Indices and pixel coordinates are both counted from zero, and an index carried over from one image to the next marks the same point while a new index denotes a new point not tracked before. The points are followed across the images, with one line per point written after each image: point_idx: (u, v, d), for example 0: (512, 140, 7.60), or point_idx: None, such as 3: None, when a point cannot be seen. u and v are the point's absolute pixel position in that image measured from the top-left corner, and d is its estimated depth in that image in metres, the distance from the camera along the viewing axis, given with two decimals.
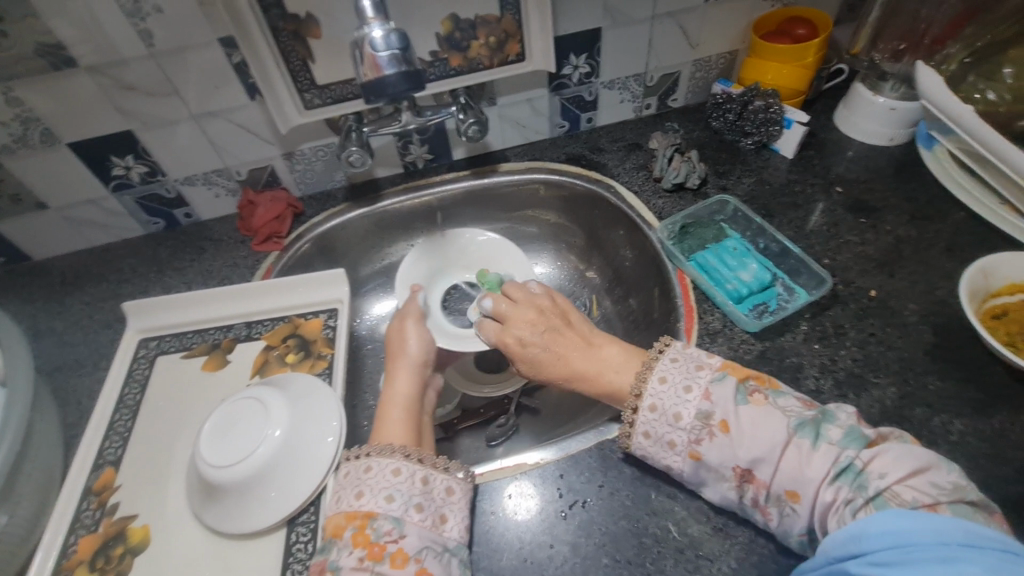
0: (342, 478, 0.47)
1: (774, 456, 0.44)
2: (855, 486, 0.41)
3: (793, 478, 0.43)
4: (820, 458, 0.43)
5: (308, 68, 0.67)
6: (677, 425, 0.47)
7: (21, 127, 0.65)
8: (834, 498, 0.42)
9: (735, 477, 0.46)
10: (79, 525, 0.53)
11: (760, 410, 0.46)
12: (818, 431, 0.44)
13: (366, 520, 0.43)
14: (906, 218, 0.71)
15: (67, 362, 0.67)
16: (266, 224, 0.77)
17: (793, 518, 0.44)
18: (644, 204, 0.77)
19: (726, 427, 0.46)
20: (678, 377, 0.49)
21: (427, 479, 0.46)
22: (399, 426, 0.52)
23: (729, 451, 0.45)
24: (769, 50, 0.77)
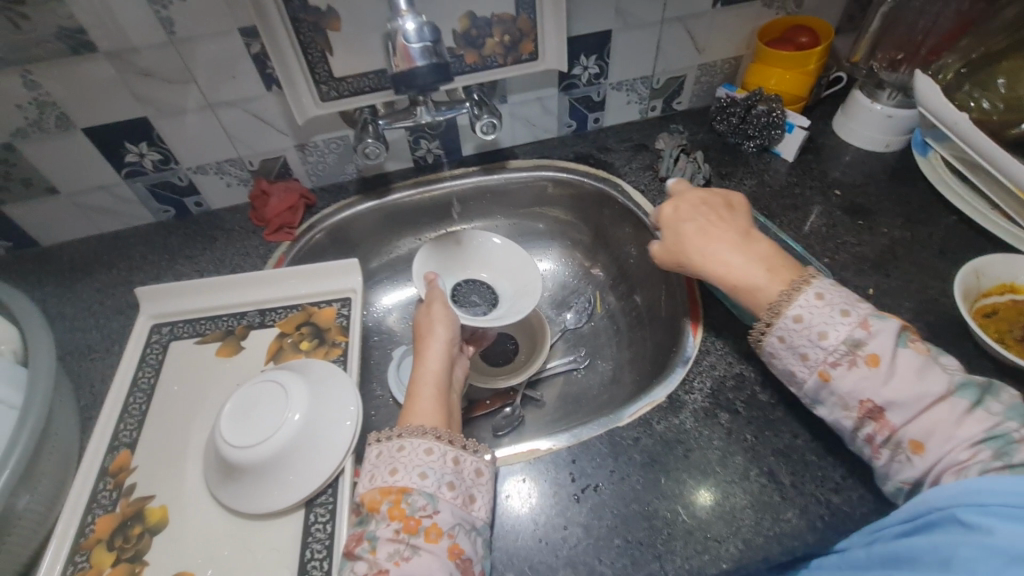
0: (374, 457, 0.49)
1: (920, 404, 0.44)
2: (1001, 452, 0.41)
3: (932, 432, 0.43)
4: (975, 420, 0.43)
5: (327, 60, 0.68)
6: (819, 343, 0.48)
7: (36, 111, 0.65)
8: (968, 458, 0.42)
9: (860, 411, 0.47)
10: (96, 505, 0.53)
11: (921, 356, 0.46)
12: (980, 397, 0.44)
13: (402, 495, 0.46)
14: (901, 221, 0.74)
15: (78, 347, 0.67)
16: (279, 214, 0.78)
17: (905, 465, 0.45)
18: (651, 202, 0.79)
19: (875, 361, 0.46)
20: (837, 300, 0.49)
21: (458, 460, 0.49)
22: (432, 406, 0.55)
23: (868, 383, 0.46)
24: (772, 57, 0.80)
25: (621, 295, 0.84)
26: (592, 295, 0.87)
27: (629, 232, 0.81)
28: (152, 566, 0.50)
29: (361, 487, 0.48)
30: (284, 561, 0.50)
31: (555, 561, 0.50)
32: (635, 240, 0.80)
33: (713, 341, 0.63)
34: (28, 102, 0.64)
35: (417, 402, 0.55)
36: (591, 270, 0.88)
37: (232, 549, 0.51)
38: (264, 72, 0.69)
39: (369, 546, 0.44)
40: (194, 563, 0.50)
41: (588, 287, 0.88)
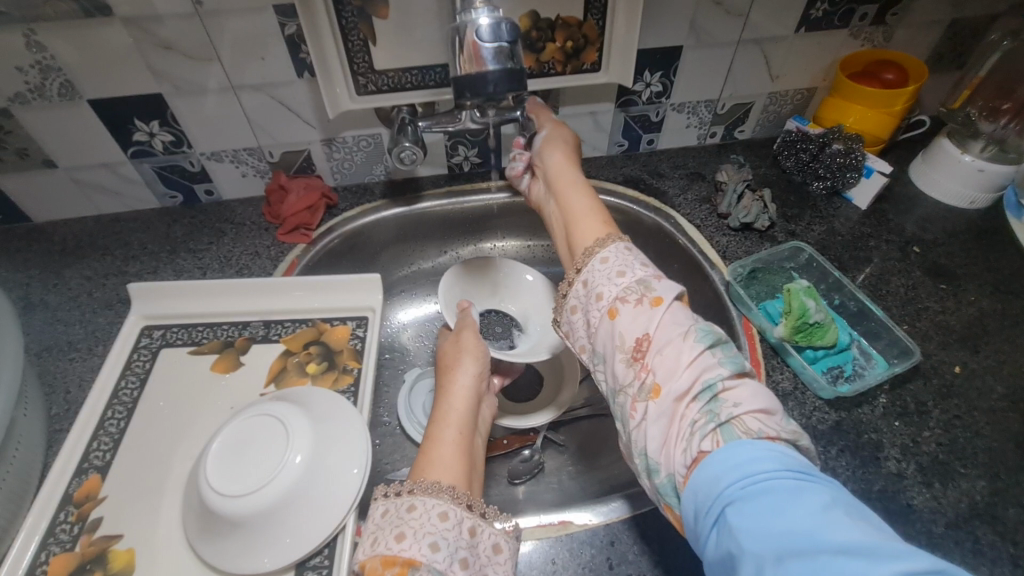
0: (379, 516, 0.42)
1: (663, 346, 0.42)
2: (707, 409, 0.39)
3: (665, 370, 0.41)
4: (697, 365, 0.41)
5: (368, 49, 0.61)
6: (611, 286, 0.48)
7: (38, 75, 0.58)
8: (686, 411, 0.40)
9: (629, 352, 0.44)
10: (53, 541, 0.46)
11: (683, 309, 0.45)
12: (713, 342, 0.42)
13: (407, 568, 0.38)
14: (990, 289, 0.65)
15: (58, 343, 0.60)
16: (297, 213, 0.70)
17: (650, 417, 0.41)
18: (707, 239, 0.71)
19: (657, 303, 0.45)
20: (616, 262, 0.49)
21: (475, 530, 0.42)
22: (454, 453, 0.48)
23: (636, 326, 0.44)
24: (856, 93, 0.72)
25: None
26: None
27: (677, 270, 0.73)
28: None
29: (361, 553, 0.41)
30: None
31: None
32: (684, 280, 0.72)
33: None
34: (29, 64, 0.57)
35: (438, 446, 0.48)
36: None
37: None
38: (296, 56, 0.61)
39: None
40: None
41: None
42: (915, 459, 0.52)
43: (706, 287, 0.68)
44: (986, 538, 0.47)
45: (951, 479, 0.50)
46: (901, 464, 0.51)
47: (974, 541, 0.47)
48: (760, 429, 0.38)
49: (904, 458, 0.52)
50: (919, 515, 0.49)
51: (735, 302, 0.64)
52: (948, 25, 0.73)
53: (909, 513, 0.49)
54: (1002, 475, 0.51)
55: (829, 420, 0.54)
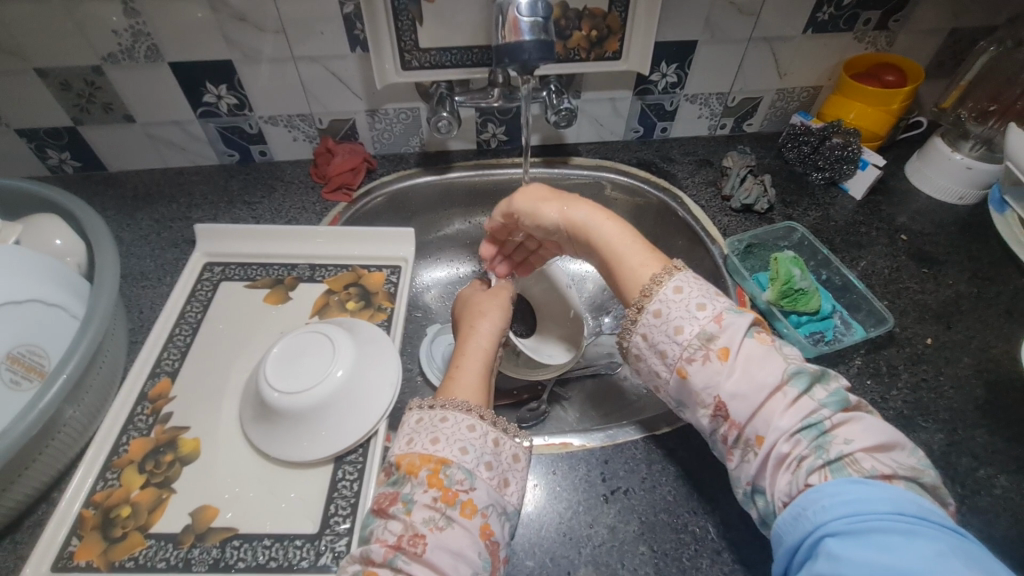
0: (414, 423, 0.49)
1: (756, 396, 0.42)
2: (815, 445, 0.40)
3: (764, 420, 0.42)
4: (796, 409, 0.41)
5: (415, 29, 0.68)
6: (675, 337, 0.46)
7: (130, 39, 0.67)
8: (791, 450, 0.40)
9: (713, 406, 0.44)
10: (132, 427, 0.54)
11: (763, 348, 0.44)
12: (809, 385, 0.42)
13: (441, 465, 0.45)
14: (968, 275, 0.71)
15: (133, 272, 0.69)
16: (340, 174, 0.79)
17: (751, 464, 0.42)
18: (710, 218, 0.78)
19: (726, 354, 0.44)
20: (694, 292, 0.47)
21: (498, 441, 0.49)
22: (475, 382, 0.55)
23: (718, 377, 0.43)
24: (857, 90, 0.78)
25: None
26: None
27: (681, 245, 0.80)
28: (179, 495, 0.50)
29: (398, 449, 0.48)
30: (306, 512, 0.50)
31: (577, 558, 0.48)
32: (687, 254, 0.79)
33: None
34: (123, 28, 0.66)
35: (463, 377, 0.55)
36: None
37: (256, 491, 0.51)
38: (351, 33, 0.70)
39: (403, 508, 0.44)
40: (218, 499, 0.50)
41: None
42: (882, 412, 0.58)
43: (706, 261, 0.75)
44: (938, 480, 0.53)
45: (912, 430, 0.57)
46: None
47: None
48: (874, 467, 0.39)
49: (872, 411, 0.58)
50: None
51: (731, 274, 0.71)
52: (946, 33, 0.78)
53: None
54: (958, 430, 0.57)
55: None
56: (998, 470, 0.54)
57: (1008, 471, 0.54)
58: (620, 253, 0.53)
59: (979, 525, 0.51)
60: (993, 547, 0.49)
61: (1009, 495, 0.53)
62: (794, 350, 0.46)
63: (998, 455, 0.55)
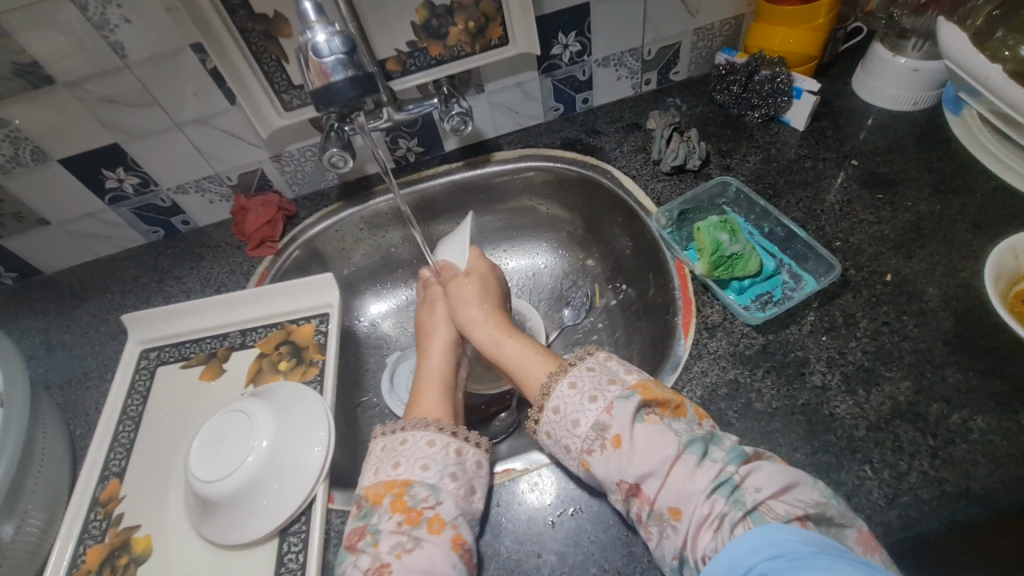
0: (380, 450, 0.52)
1: (663, 470, 0.40)
2: (732, 500, 0.38)
3: (678, 493, 0.39)
4: (703, 471, 0.39)
5: (283, 68, 0.66)
6: (574, 431, 0.44)
7: (12, 147, 0.66)
8: (710, 510, 0.38)
9: (621, 491, 0.42)
10: (87, 536, 0.55)
11: (655, 429, 0.42)
12: (706, 448, 0.40)
13: (404, 487, 0.47)
14: (928, 191, 0.65)
15: (75, 375, 0.70)
16: (258, 229, 0.77)
17: (670, 541, 0.39)
18: (642, 188, 0.73)
19: (619, 441, 0.42)
20: (587, 385, 0.45)
21: (460, 451, 0.51)
22: (438, 400, 0.56)
23: (619, 465, 0.41)
24: (776, 14, 0.71)
25: (616, 290, 0.79)
26: (589, 288, 0.82)
27: (621, 223, 0.75)
28: None
29: (365, 482, 0.50)
30: None
31: None
32: (628, 231, 0.75)
33: (708, 344, 0.58)
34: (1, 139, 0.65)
35: (423, 397, 0.56)
36: (586, 263, 0.83)
37: None
38: (224, 86, 0.67)
39: (371, 540, 0.46)
40: None
41: (583, 279, 0.83)
42: (840, 370, 0.53)
43: (645, 235, 0.70)
44: (907, 435, 0.49)
45: (875, 384, 0.52)
46: (826, 376, 0.53)
47: (895, 440, 0.49)
48: (786, 511, 0.37)
49: (829, 370, 0.54)
50: (841, 422, 0.51)
51: (668, 247, 0.66)
52: None
53: (831, 422, 0.51)
54: (926, 374, 0.52)
55: (756, 344, 0.56)
56: (973, 411, 0.49)
57: (984, 410, 0.49)
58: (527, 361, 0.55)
59: (954, 480, 0.46)
60: (971, 501, 0.45)
61: (987, 437, 0.48)
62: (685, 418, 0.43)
63: (971, 394, 0.50)
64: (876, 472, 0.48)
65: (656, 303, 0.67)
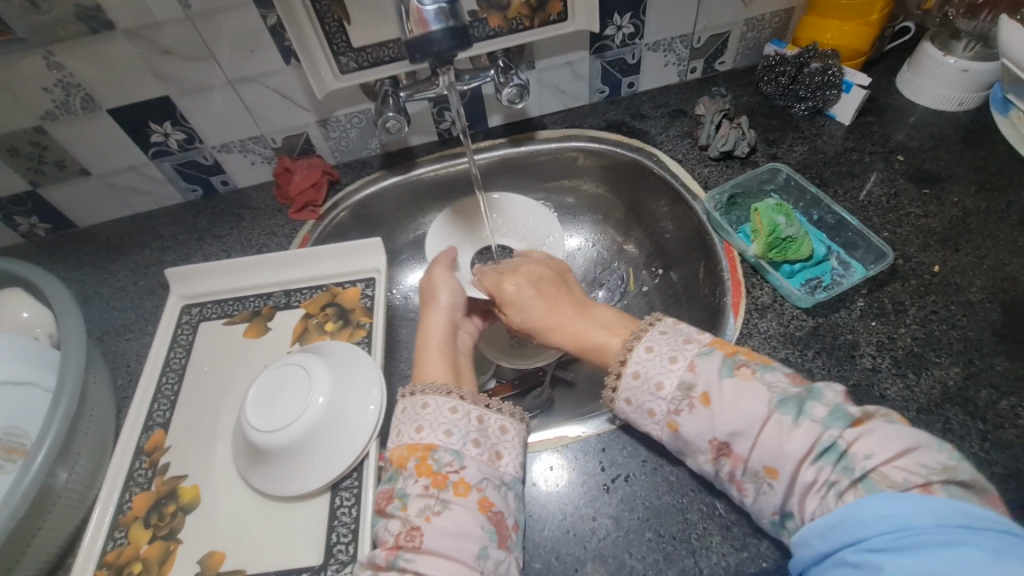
0: (399, 413, 0.49)
1: (753, 429, 0.40)
2: (840, 467, 0.37)
3: (772, 452, 0.39)
4: (803, 434, 0.39)
5: (344, 29, 0.65)
6: (658, 394, 0.44)
7: (63, 93, 0.65)
8: (815, 477, 0.38)
9: (712, 450, 0.42)
10: (133, 483, 0.55)
11: (746, 384, 0.42)
12: (801, 407, 0.39)
13: (428, 452, 0.46)
14: (974, 189, 0.66)
15: (115, 327, 0.69)
16: (303, 192, 0.77)
17: (769, 495, 0.40)
18: (689, 173, 0.74)
19: (707, 399, 0.42)
20: (664, 347, 0.46)
21: (482, 418, 0.49)
22: (438, 367, 0.55)
23: (708, 424, 0.42)
24: (831, 7, 0.72)
25: (655, 273, 0.79)
26: (625, 270, 0.83)
27: (664, 206, 0.76)
28: (186, 544, 0.51)
29: (389, 445, 0.48)
30: (311, 543, 0.50)
31: (583, 554, 0.48)
32: (672, 215, 0.75)
33: (758, 324, 0.59)
34: (52, 84, 0.64)
35: (425, 365, 0.55)
36: (624, 245, 0.84)
37: (261, 529, 0.51)
38: (282, 45, 0.66)
39: (400, 504, 0.45)
40: (225, 543, 0.51)
41: (620, 262, 0.83)
42: (890, 354, 0.55)
43: (690, 218, 0.71)
44: (957, 418, 0.50)
45: (925, 369, 0.53)
46: (876, 359, 0.54)
47: (946, 422, 0.50)
48: (905, 479, 0.36)
49: (879, 354, 0.55)
50: (892, 403, 0.52)
51: (716, 230, 0.67)
52: None
53: (882, 403, 0.52)
54: (975, 360, 0.53)
55: (806, 326, 0.57)
56: (1021, 398, 0.51)
57: None
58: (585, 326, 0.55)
59: (1004, 461, 0.48)
60: (1020, 483, 0.47)
61: None
62: (779, 371, 0.42)
63: (1019, 382, 0.51)
64: None
65: (700, 285, 0.68)
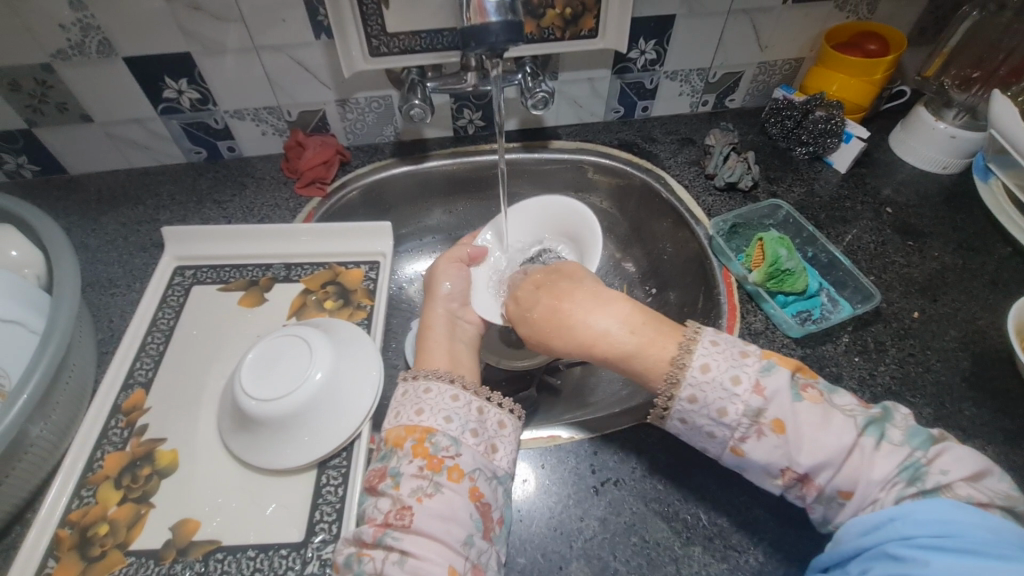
0: (400, 396, 0.50)
1: (838, 458, 0.40)
2: (911, 479, 0.39)
3: (850, 477, 0.40)
4: (884, 457, 0.40)
5: (381, 13, 0.65)
6: (720, 420, 0.43)
7: (79, 34, 0.63)
8: (890, 496, 0.39)
9: (784, 477, 0.42)
10: (106, 442, 0.52)
11: (817, 407, 0.42)
12: (883, 430, 0.41)
13: (425, 434, 0.46)
14: (953, 247, 0.71)
15: (100, 280, 0.66)
16: (313, 168, 0.76)
17: (835, 511, 0.42)
18: (694, 199, 0.77)
19: (779, 427, 0.42)
20: (722, 364, 0.44)
21: (482, 410, 0.49)
22: (439, 355, 0.56)
23: (782, 451, 0.41)
24: (839, 61, 0.76)
25: (649, 291, 0.81)
26: (619, 286, 0.85)
27: (667, 227, 0.79)
28: (158, 509, 0.49)
29: (387, 424, 0.49)
30: (292, 520, 0.49)
31: (568, 553, 0.48)
32: (672, 236, 0.78)
33: None
34: (71, 23, 0.62)
35: (428, 354, 0.56)
36: (622, 262, 0.85)
37: (239, 500, 0.50)
38: (315, 20, 0.66)
39: (392, 482, 0.44)
40: (201, 511, 0.49)
41: (617, 277, 0.85)
42: (870, 389, 0.58)
43: (692, 242, 0.74)
44: None
45: (900, 406, 0.56)
46: (857, 393, 0.57)
47: None
48: (970, 495, 0.37)
49: (860, 388, 0.58)
50: None
51: (716, 255, 0.70)
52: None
53: None
54: (946, 404, 0.57)
55: (795, 355, 0.60)
56: (985, 442, 0.54)
57: (994, 443, 0.54)
58: (633, 332, 0.48)
59: None
60: None
61: (996, 466, 0.53)
62: (846, 394, 0.44)
63: (984, 428, 0.55)
64: None
65: (696, 307, 0.71)
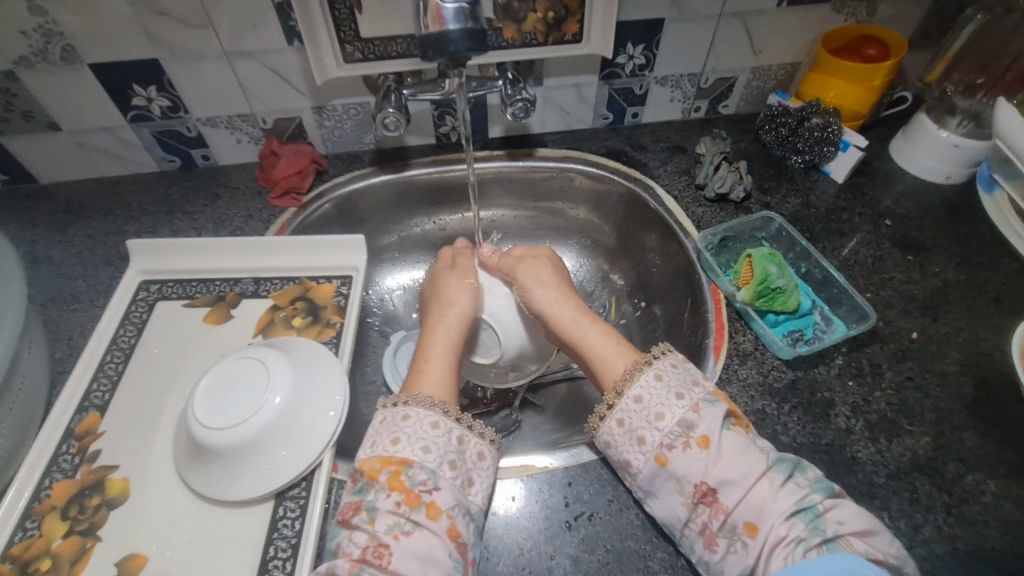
0: (379, 423, 0.48)
1: (745, 483, 0.43)
2: (811, 526, 0.41)
3: (755, 508, 0.43)
4: (786, 494, 0.43)
5: (354, 18, 0.63)
6: (657, 424, 0.47)
7: (41, 39, 0.61)
8: (787, 534, 0.41)
9: (695, 494, 0.44)
10: (56, 469, 0.50)
11: (740, 439, 0.46)
12: (792, 470, 0.44)
13: (402, 467, 0.45)
14: (955, 262, 0.67)
15: (62, 294, 0.64)
16: (286, 177, 0.74)
17: (739, 555, 0.42)
18: (684, 210, 0.73)
19: (705, 443, 0.45)
20: (673, 381, 0.49)
21: (462, 439, 0.47)
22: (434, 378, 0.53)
23: (701, 465, 0.44)
24: (836, 66, 0.73)
25: (637, 306, 0.78)
26: (607, 299, 0.82)
27: (655, 239, 0.76)
28: (104, 542, 0.46)
29: (361, 454, 0.47)
30: (243, 557, 0.46)
31: None
32: (660, 249, 0.75)
33: (737, 369, 0.58)
34: (31, 29, 0.60)
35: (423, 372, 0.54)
36: (609, 275, 0.82)
37: (191, 533, 0.47)
38: (286, 25, 0.64)
39: (367, 517, 0.43)
40: (149, 546, 0.46)
41: (604, 291, 0.82)
42: (864, 417, 0.54)
43: (681, 255, 0.71)
44: (924, 489, 0.50)
45: (896, 435, 0.53)
46: (850, 421, 0.54)
47: (913, 492, 0.50)
48: (865, 550, 0.40)
49: (854, 415, 0.54)
50: (862, 466, 0.51)
51: (705, 270, 0.67)
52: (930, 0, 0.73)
53: (853, 465, 0.51)
54: (945, 433, 0.53)
55: (785, 378, 0.57)
56: (987, 475, 0.51)
57: (997, 476, 0.51)
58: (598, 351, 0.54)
59: (966, 538, 0.48)
60: (982, 561, 0.46)
61: (998, 502, 0.49)
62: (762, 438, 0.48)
63: (986, 459, 0.52)
64: (893, 520, 0.48)
65: (683, 323, 0.68)
